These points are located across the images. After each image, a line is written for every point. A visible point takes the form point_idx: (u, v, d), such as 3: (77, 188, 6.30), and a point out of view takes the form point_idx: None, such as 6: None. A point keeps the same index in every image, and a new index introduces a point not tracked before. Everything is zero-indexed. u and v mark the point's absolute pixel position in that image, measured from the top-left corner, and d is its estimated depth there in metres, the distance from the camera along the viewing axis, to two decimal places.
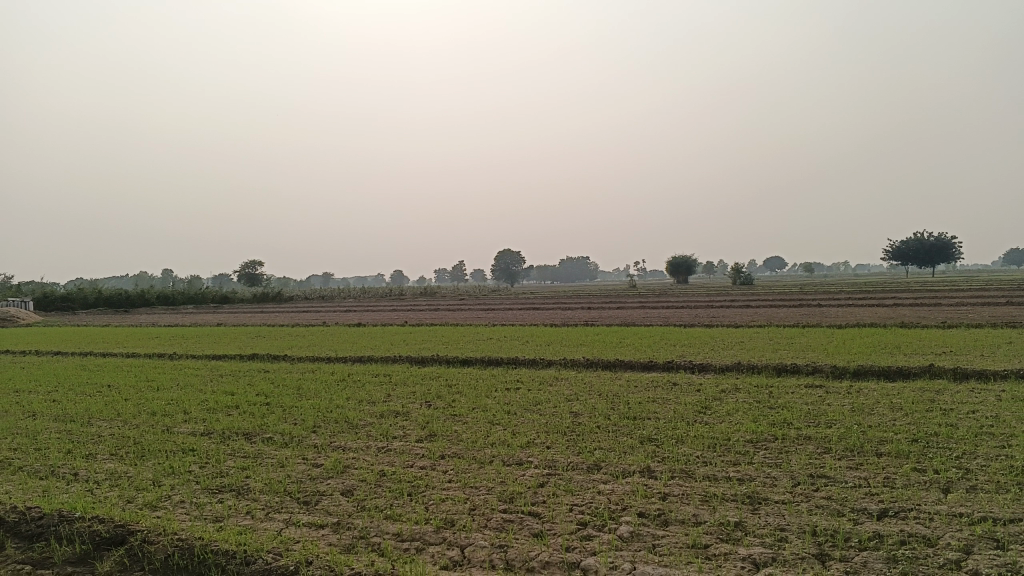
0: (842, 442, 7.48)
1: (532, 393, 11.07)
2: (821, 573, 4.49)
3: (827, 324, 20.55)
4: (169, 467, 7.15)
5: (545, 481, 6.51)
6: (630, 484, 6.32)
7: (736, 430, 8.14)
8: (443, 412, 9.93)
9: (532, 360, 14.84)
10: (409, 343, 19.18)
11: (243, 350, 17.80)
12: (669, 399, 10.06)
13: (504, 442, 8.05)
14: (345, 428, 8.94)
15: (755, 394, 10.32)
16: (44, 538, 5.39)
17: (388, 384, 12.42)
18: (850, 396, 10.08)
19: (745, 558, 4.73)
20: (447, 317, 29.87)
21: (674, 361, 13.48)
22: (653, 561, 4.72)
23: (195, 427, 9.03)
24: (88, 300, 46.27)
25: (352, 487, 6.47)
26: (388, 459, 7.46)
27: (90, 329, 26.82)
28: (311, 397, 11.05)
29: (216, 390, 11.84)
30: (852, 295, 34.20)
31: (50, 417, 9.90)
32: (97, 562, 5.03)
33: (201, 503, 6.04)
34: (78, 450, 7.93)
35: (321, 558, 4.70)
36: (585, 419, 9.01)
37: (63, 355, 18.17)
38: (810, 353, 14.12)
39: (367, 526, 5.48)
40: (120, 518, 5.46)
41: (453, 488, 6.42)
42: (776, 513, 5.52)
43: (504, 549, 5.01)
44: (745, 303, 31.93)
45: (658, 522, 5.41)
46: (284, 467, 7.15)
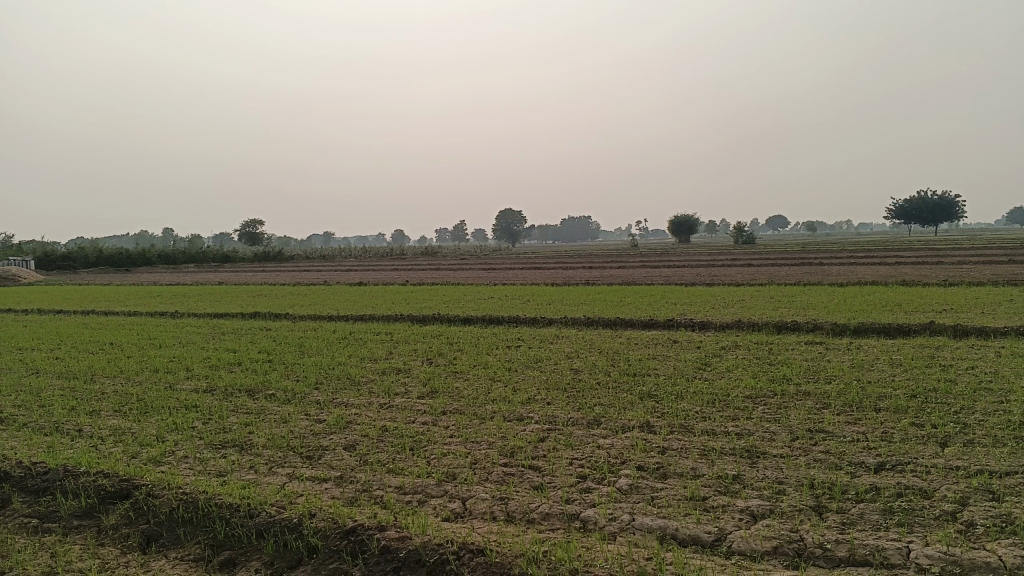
0: (841, 398, 7.52)
1: (534, 351, 11.12)
2: (818, 524, 4.55)
3: (827, 283, 20.56)
4: (173, 423, 7.22)
5: (545, 436, 6.56)
6: (630, 438, 6.37)
7: (736, 385, 8.19)
8: (445, 369, 9.99)
9: (533, 319, 14.87)
10: (411, 302, 19.21)
11: (245, 309, 17.84)
12: (670, 356, 10.09)
13: (505, 398, 8.10)
14: (348, 385, 9.01)
15: (755, 350, 10.36)
16: (50, 492, 5.45)
17: (389, 342, 12.46)
18: (850, 352, 10.12)
19: (743, 510, 4.79)
20: (447, 277, 29.90)
21: (675, 318, 13.52)
22: (653, 512, 4.78)
23: (197, 384, 9.09)
24: (89, 259, 46.29)
25: (354, 442, 6.53)
26: (389, 415, 7.52)
27: (91, 289, 26.83)
28: (313, 355, 11.11)
29: (217, 348, 11.91)
30: (851, 254, 34.11)
31: (53, 374, 9.99)
32: (102, 516, 5.08)
33: (204, 457, 6.11)
34: (82, 406, 7.99)
35: (325, 511, 4.76)
36: (585, 375, 9.07)
37: (66, 313, 18.21)
38: (810, 311, 14.13)
39: (370, 479, 5.54)
40: (124, 473, 5.51)
41: (454, 442, 6.48)
42: (774, 467, 5.57)
43: (505, 501, 5.07)
44: (746, 262, 31.86)
45: (657, 475, 5.46)
46: (287, 423, 7.20)
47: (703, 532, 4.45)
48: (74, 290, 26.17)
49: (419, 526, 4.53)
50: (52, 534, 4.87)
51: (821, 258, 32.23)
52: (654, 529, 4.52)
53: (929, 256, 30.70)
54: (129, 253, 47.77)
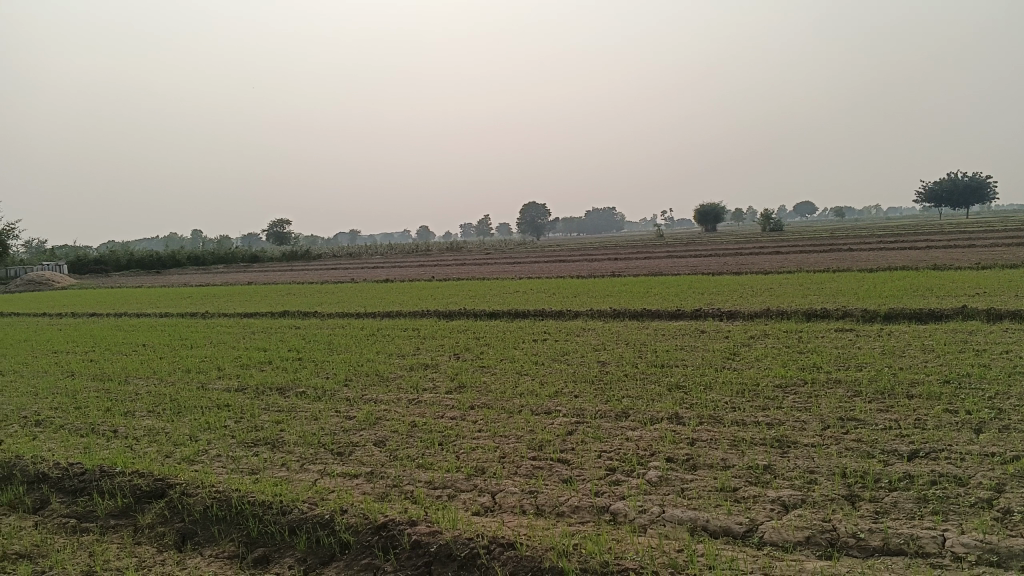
0: (873, 385, 7.43)
1: (560, 344, 11.10)
2: (851, 513, 4.50)
3: (856, 269, 20.31)
4: (205, 422, 7.31)
5: (573, 429, 6.56)
6: (658, 429, 6.35)
7: (765, 375, 8.12)
8: (473, 363, 10.02)
9: (559, 311, 14.86)
10: (436, 297, 19.27)
11: (273, 308, 18.02)
12: (697, 346, 10.04)
13: (533, 391, 8.11)
14: (376, 381, 9.07)
15: (784, 339, 10.28)
16: (88, 492, 5.55)
17: (416, 338, 12.52)
18: (881, 339, 10.01)
19: (774, 500, 4.75)
20: (472, 272, 29.95)
21: (702, 308, 13.44)
22: (682, 503, 4.76)
23: (229, 383, 9.20)
24: (121, 261, 46.98)
25: (384, 438, 6.57)
26: (418, 410, 7.57)
27: (123, 291, 27.23)
28: (342, 352, 11.20)
29: (247, 347, 12.04)
30: (880, 239, 33.64)
31: (89, 376, 10.17)
32: (139, 514, 5.16)
33: (237, 456, 6.18)
34: (116, 407, 8.13)
35: (356, 507, 4.80)
36: (612, 368, 9.05)
37: (99, 316, 18.51)
38: (839, 298, 13.97)
39: (400, 474, 5.58)
40: (159, 472, 5.60)
41: (483, 437, 6.50)
42: (805, 456, 5.53)
43: (534, 495, 5.07)
44: (773, 249, 31.57)
45: (686, 466, 5.44)
46: (317, 420, 7.27)
47: (734, 523, 4.43)
48: (106, 293, 26.58)
49: (450, 520, 4.55)
50: (90, 533, 4.96)
51: (849, 244, 31.80)
52: (684, 521, 4.51)
53: (961, 239, 30.18)
54: (159, 255, 48.38)
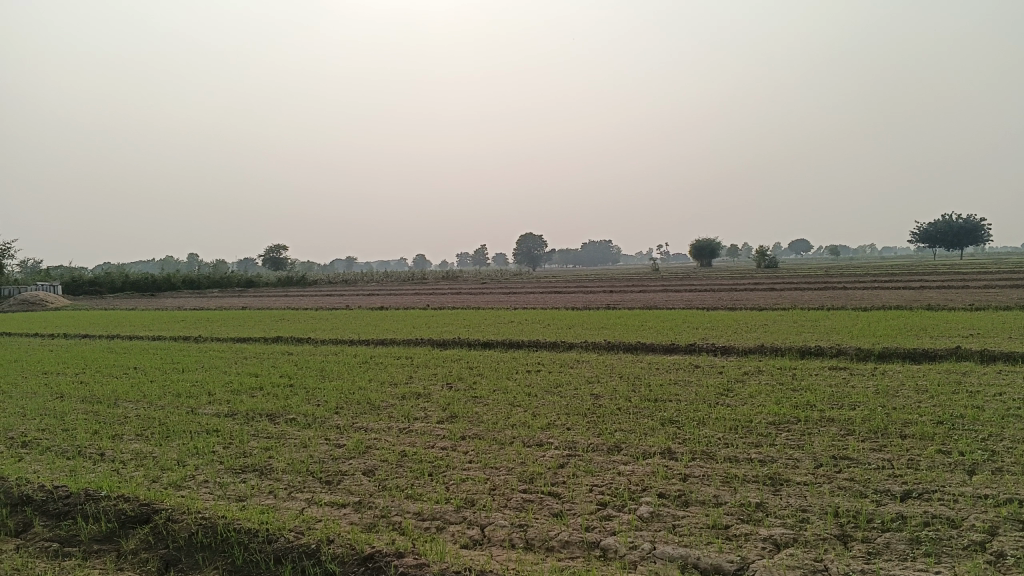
0: (867, 424, 7.41)
1: (554, 375, 11.07)
2: (843, 554, 4.46)
3: (851, 307, 20.37)
4: (194, 447, 7.24)
5: (565, 462, 6.51)
6: (651, 464, 6.30)
7: (758, 411, 8.10)
8: (465, 393, 9.98)
9: (553, 343, 14.84)
10: (431, 326, 19.22)
11: (267, 333, 17.96)
12: (691, 381, 10.01)
13: (525, 423, 8.07)
14: (367, 409, 9.02)
15: (778, 375, 10.26)
16: (71, 516, 5.47)
17: (410, 366, 12.47)
18: (874, 378, 10.01)
19: (766, 539, 4.71)
20: (467, 301, 29.93)
21: (697, 343, 13.43)
22: (673, 540, 4.71)
23: (219, 408, 9.14)
24: (115, 284, 46.85)
25: (374, 467, 6.52)
26: (409, 439, 7.52)
27: (117, 313, 27.11)
28: (334, 379, 11.14)
29: (239, 372, 11.98)
30: (875, 279, 33.78)
31: (78, 398, 10.09)
32: (122, 540, 5.09)
33: (224, 482, 6.12)
34: (104, 430, 8.05)
35: (343, 537, 4.74)
36: (605, 400, 9.01)
37: (92, 338, 18.42)
38: (834, 336, 13.99)
39: (388, 505, 5.52)
40: (144, 497, 5.54)
41: (473, 468, 6.45)
42: (798, 495, 5.49)
43: (524, 528, 5.02)
44: (769, 286, 31.67)
45: (678, 502, 5.39)
46: (307, 447, 7.21)
47: (725, 561, 4.38)
48: (100, 315, 26.48)
49: (437, 553, 4.49)
50: (72, 558, 4.89)
51: (844, 283, 31.91)
52: (675, 558, 4.45)
53: (955, 280, 30.31)
54: (154, 277, 48.24)
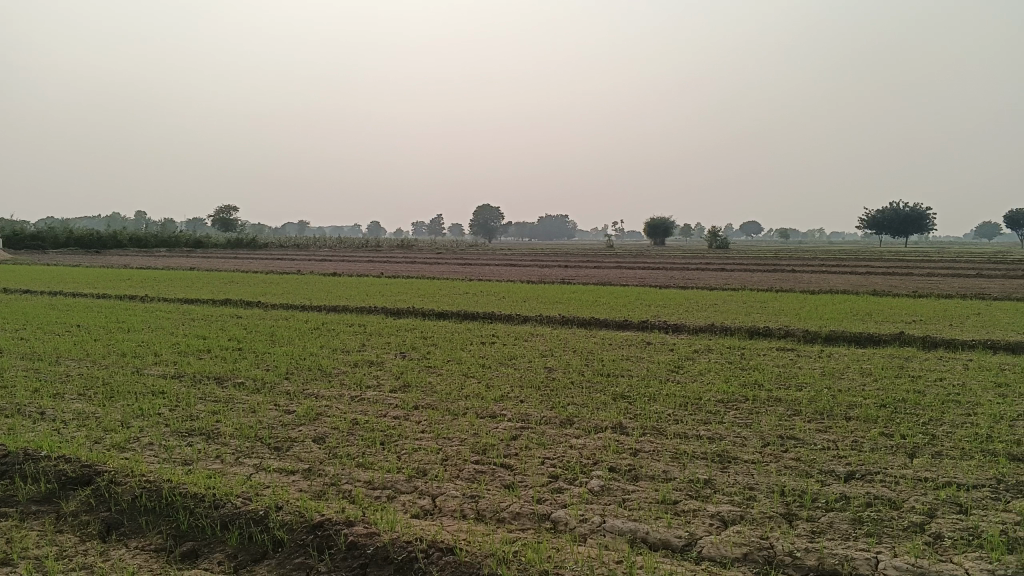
0: (812, 405, 7.57)
1: (507, 348, 11.08)
2: (788, 532, 4.55)
3: (799, 290, 20.73)
4: (139, 408, 7.08)
5: (517, 434, 6.52)
6: (602, 439, 6.34)
7: (709, 389, 8.20)
8: (418, 362, 9.93)
9: (507, 316, 14.83)
10: (385, 294, 19.09)
11: (217, 295, 17.62)
12: (643, 358, 10.10)
13: (477, 394, 8.07)
14: (318, 375, 8.92)
15: (728, 354, 10.43)
16: (9, 476, 5.30)
17: (362, 334, 12.37)
18: (820, 360, 10.23)
19: (713, 515, 4.78)
20: (421, 270, 29.73)
21: (650, 320, 13.55)
22: (623, 514, 4.75)
23: (166, 370, 8.95)
24: (58, 239, 45.46)
25: (324, 434, 6.45)
26: (360, 407, 7.45)
27: (60, 269, 26.34)
28: (285, 344, 11.00)
29: (187, 334, 11.75)
30: (823, 263, 34.45)
31: (16, 354, 9.78)
32: (62, 501, 4.95)
33: (170, 445, 5.99)
34: (45, 389, 7.83)
35: (292, 504, 4.68)
36: (559, 374, 9.05)
37: (33, 293, 17.87)
38: (783, 318, 14.22)
39: (338, 472, 5.46)
40: (86, 458, 5.39)
41: (425, 438, 6.42)
42: (745, 472, 5.58)
43: (475, 500, 5.02)
44: (721, 266, 32.06)
45: (628, 477, 5.44)
46: (256, 412, 7.10)
47: (674, 536, 4.43)
48: (42, 270, 25.70)
49: (388, 522, 4.47)
50: (8, 520, 4.73)
51: (794, 266, 32.46)
52: (624, 532, 4.50)
53: (900, 267, 31.10)
54: (99, 233, 46.96)
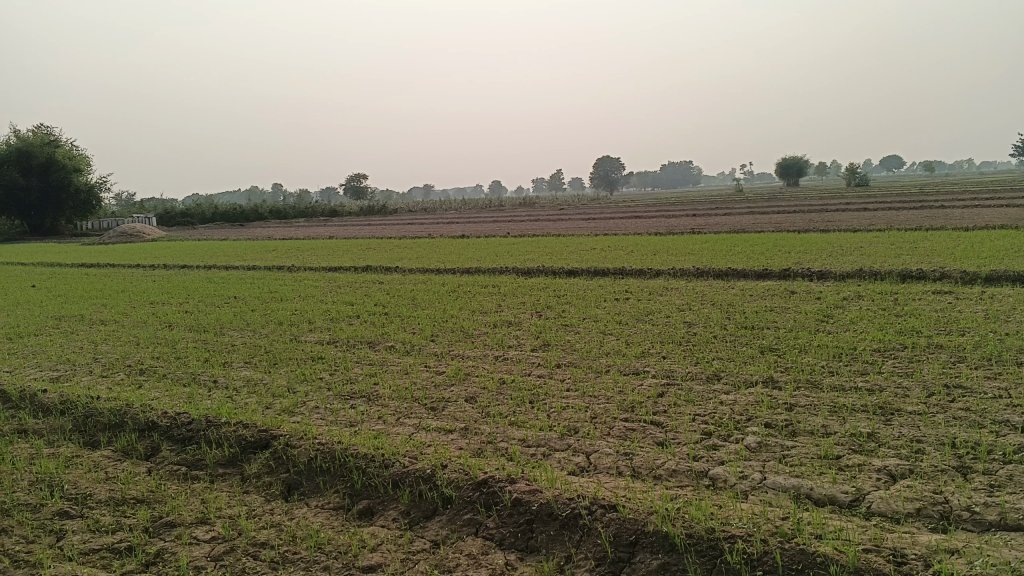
0: (978, 351, 7.14)
1: (644, 303, 10.99)
2: (964, 486, 4.34)
3: (951, 228, 19.43)
4: (301, 374, 7.52)
5: (665, 391, 6.50)
6: (754, 394, 6.23)
7: (862, 338, 7.88)
8: (556, 321, 10.02)
9: (640, 270, 14.69)
10: (515, 254, 19.28)
11: (356, 262, 18.33)
12: (788, 308, 9.79)
13: (619, 351, 8.08)
14: (462, 337, 9.17)
15: (879, 301, 9.95)
16: (196, 441, 5.77)
17: (497, 294, 12.57)
18: (983, 302, 9.59)
19: (880, 469, 4.62)
20: (547, 228, 29.78)
21: (790, 268, 13.09)
22: (784, 471, 4.67)
23: (320, 336, 9.44)
24: (205, 215, 48.36)
25: (475, 394, 6.64)
26: (505, 367, 7.62)
27: (211, 244, 28.04)
28: (426, 307, 11.34)
29: (335, 301, 12.31)
30: (974, 197, 32.07)
31: (186, 327, 10.56)
32: (245, 464, 5.35)
33: (334, 408, 6.34)
34: (215, 358, 8.43)
35: (455, 463, 4.87)
36: (700, 328, 8.91)
37: (191, 268, 19.15)
38: (936, 258, 13.39)
39: (494, 431, 5.63)
40: (262, 424, 5.79)
41: (573, 396, 6.49)
42: (910, 424, 5.35)
43: (630, 456, 5.05)
44: (861, 206, 30.43)
45: (785, 432, 5.33)
46: (408, 374, 7.40)
47: (840, 492, 4.33)
48: (196, 246, 27.45)
49: (548, 479, 4.57)
50: (201, 481, 5.16)
51: (942, 202, 30.41)
52: (787, 488, 4.42)
53: None
54: (242, 208, 49.62)
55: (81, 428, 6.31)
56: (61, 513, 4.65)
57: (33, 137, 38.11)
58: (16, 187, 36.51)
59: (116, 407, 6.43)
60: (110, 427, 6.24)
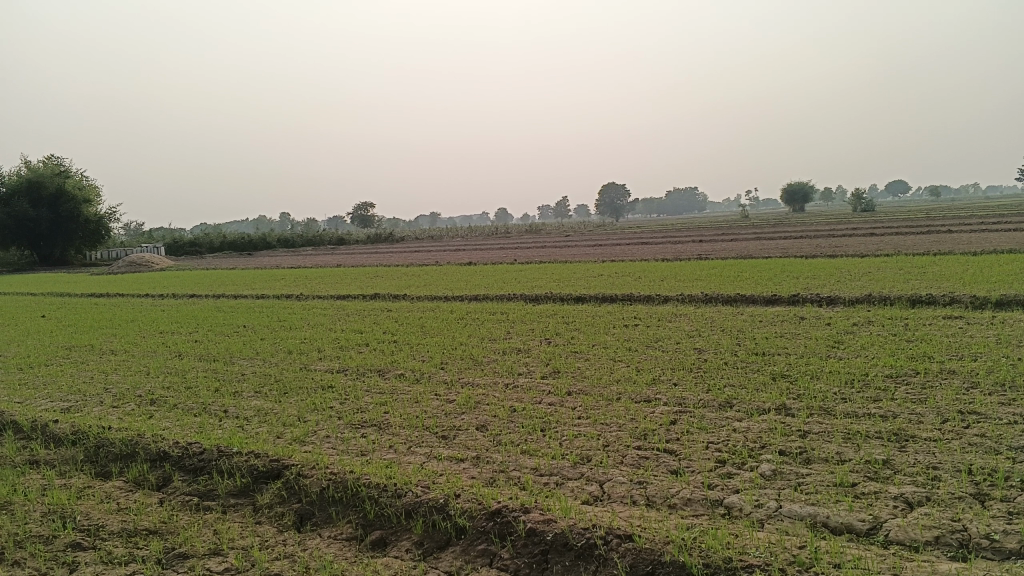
0: (991, 376, 7.10)
1: (653, 329, 10.98)
2: (982, 514, 4.29)
3: (959, 252, 19.40)
4: (311, 403, 7.52)
5: (677, 418, 6.47)
6: (767, 421, 6.20)
7: (874, 364, 7.85)
8: (565, 348, 10.01)
9: (648, 296, 14.69)
10: (522, 281, 19.30)
11: (364, 290, 18.37)
12: (798, 334, 9.76)
13: (629, 378, 8.06)
14: (471, 364, 9.16)
15: (889, 326, 9.93)
16: (207, 471, 5.76)
17: (507, 321, 12.58)
18: (994, 327, 9.56)
19: (897, 497, 4.58)
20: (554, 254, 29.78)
21: (799, 293, 13.07)
22: (800, 498, 4.64)
23: (330, 364, 9.44)
24: (213, 244, 48.58)
25: (486, 422, 6.63)
26: (516, 395, 7.60)
27: (220, 273, 28.18)
28: (436, 335, 11.35)
29: (344, 329, 12.32)
30: (981, 220, 32.05)
31: (195, 356, 10.58)
32: (257, 494, 5.34)
33: (346, 437, 6.34)
34: (226, 387, 8.43)
35: (468, 492, 4.86)
36: (710, 355, 8.89)
37: (200, 297, 19.22)
38: (945, 283, 13.36)
39: (506, 459, 5.61)
40: (274, 453, 5.78)
41: (584, 424, 6.47)
42: (926, 451, 5.31)
43: (643, 485, 5.03)
44: (868, 231, 30.40)
45: (800, 460, 5.30)
46: (419, 402, 7.39)
47: (857, 520, 4.29)
48: (205, 275, 27.58)
49: (562, 508, 4.55)
50: (213, 512, 5.15)
51: (950, 226, 30.36)
52: (804, 516, 4.39)
53: None
54: (250, 237, 49.90)
55: (93, 458, 6.31)
56: (74, 544, 4.63)
57: (43, 168, 38.51)
58: (27, 218, 36.79)
59: (128, 438, 6.43)
60: (121, 457, 6.24)
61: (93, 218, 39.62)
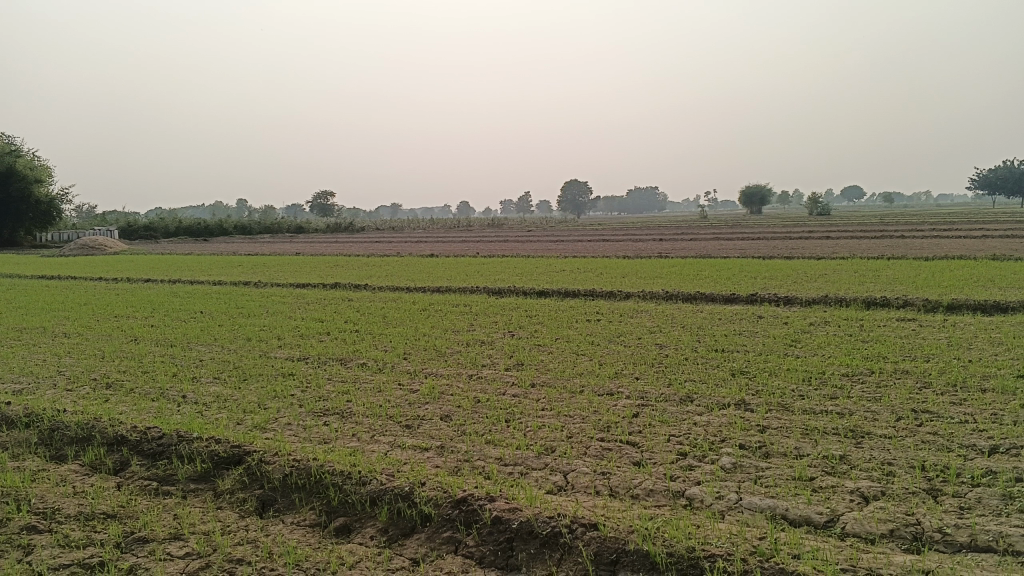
0: (943, 377, 7.29)
1: (615, 324, 11.08)
2: (935, 508, 4.42)
3: (913, 257, 19.83)
4: (272, 390, 7.42)
5: (639, 412, 6.54)
6: (726, 415, 6.31)
7: (830, 363, 8.02)
8: (528, 341, 10.04)
9: (610, 292, 14.80)
10: (484, 274, 19.29)
11: (324, 279, 18.17)
12: (756, 332, 9.93)
13: (592, 371, 8.12)
14: (434, 355, 9.14)
15: (845, 326, 10.15)
16: (167, 456, 5.67)
17: (469, 313, 12.59)
18: (944, 329, 9.84)
19: (853, 491, 4.70)
20: (516, 249, 29.74)
21: (758, 293, 13.27)
22: (760, 491, 4.73)
23: (291, 352, 9.34)
24: (168, 229, 47.63)
25: (449, 412, 6.62)
26: (480, 386, 7.59)
27: (175, 258, 27.63)
28: (398, 325, 11.31)
29: (304, 317, 12.20)
30: (935, 227, 32.82)
31: (151, 341, 10.38)
32: (218, 480, 5.29)
33: (307, 425, 6.28)
34: (183, 373, 8.30)
35: (433, 480, 4.86)
36: (671, 351, 9.00)
37: (155, 282, 18.85)
38: (899, 287, 13.65)
39: (470, 449, 5.63)
40: (235, 439, 5.72)
41: (548, 416, 6.51)
42: (881, 447, 5.45)
43: (606, 476, 5.08)
44: (824, 235, 30.92)
45: (760, 454, 5.40)
46: (382, 392, 7.36)
47: (815, 513, 4.39)
48: (161, 259, 27.09)
49: (527, 498, 4.57)
50: (172, 496, 5.08)
51: (902, 231, 31.04)
52: (763, 508, 4.48)
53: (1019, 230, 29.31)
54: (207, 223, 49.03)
55: (46, 441, 6.18)
56: (29, 527, 4.54)
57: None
58: None
59: (84, 421, 6.30)
60: (77, 440, 6.11)
61: (44, 198, 38.56)
